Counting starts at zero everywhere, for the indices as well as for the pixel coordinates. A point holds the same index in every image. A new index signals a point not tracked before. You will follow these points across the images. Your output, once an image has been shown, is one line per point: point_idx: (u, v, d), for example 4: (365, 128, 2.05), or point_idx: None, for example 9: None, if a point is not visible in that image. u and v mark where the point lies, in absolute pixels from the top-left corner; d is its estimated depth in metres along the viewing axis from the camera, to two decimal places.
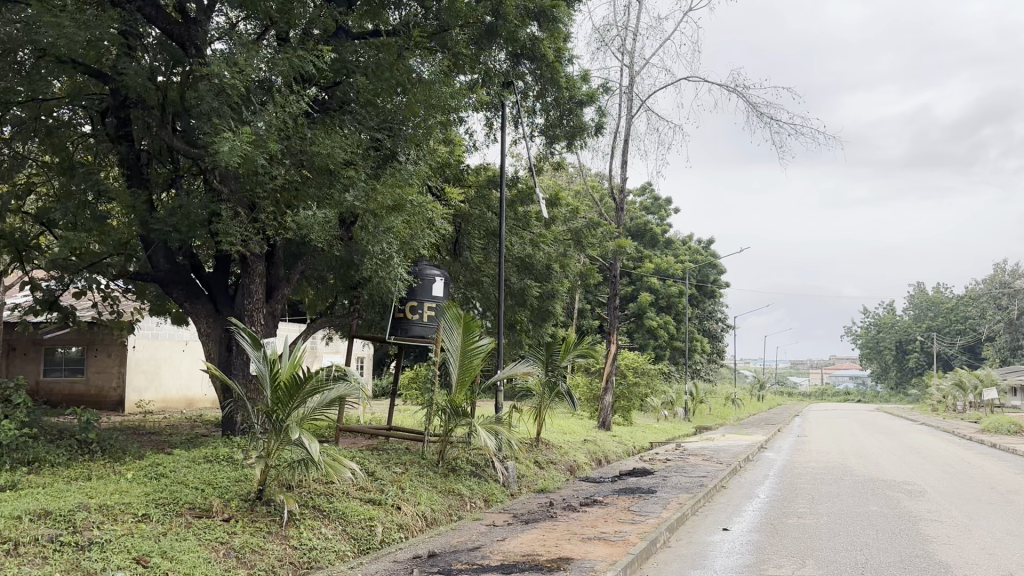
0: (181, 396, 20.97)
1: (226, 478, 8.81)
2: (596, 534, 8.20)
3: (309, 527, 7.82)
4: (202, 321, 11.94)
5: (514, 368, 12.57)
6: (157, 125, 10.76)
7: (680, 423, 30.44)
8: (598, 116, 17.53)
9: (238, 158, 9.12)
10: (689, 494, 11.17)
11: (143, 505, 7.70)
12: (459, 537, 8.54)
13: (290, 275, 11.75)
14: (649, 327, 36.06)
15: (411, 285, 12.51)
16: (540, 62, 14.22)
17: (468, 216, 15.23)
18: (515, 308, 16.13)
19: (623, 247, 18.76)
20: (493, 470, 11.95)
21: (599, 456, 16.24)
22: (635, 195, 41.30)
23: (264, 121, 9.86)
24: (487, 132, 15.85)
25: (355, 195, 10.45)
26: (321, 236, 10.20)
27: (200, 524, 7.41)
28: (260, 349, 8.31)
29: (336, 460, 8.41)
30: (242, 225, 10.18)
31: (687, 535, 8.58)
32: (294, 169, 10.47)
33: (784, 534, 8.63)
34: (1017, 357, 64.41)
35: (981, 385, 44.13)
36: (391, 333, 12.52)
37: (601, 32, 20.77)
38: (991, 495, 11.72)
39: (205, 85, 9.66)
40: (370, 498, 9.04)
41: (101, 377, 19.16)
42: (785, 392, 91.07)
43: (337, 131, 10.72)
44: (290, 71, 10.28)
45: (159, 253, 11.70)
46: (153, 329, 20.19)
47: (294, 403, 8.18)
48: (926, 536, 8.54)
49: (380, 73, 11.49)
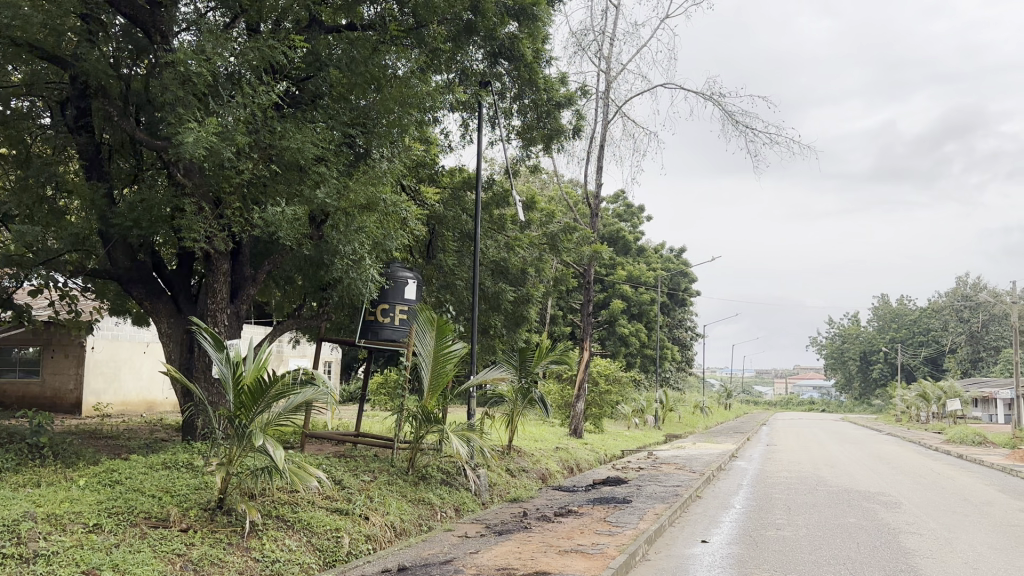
0: (141, 399, 20.36)
1: (185, 486, 8.38)
2: (573, 547, 7.90)
3: (272, 538, 7.44)
4: (163, 321, 11.40)
5: (486, 374, 12.24)
6: (119, 116, 10.31)
7: (651, 431, 30.30)
8: (575, 119, 17.33)
9: (202, 150, 8.72)
10: (665, 504, 10.94)
11: (95, 515, 7.27)
12: (430, 549, 8.21)
13: (256, 274, 11.34)
14: (621, 335, 35.88)
15: (382, 287, 12.14)
16: (519, 62, 14.02)
17: (443, 219, 14.86)
18: (488, 312, 15.83)
19: (598, 252, 18.55)
20: (464, 478, 11.61)
21: (570, 464, 15.97)
22: (608, 203, 41.22)
23: (231, 114, 9.45)
24: (463, 133, 15.53)
25: (326, 192, 10.06)
26: (289, 233, 9.81)
27: (155, 534, 7.00)
28: (223, 350, 7.96)
29: (302, 467, 8.04)
30: (206, 221, 9.77)
31: (665, 547, 8.32)
32: (262, 164, 10.06)
33: (763, 546, 8.41)
34: (979, 369, 65.34)
35: (944, 397, 44.58)
36: (361, 337, 12.13)
37: (579, 36, 20.61)
38: (967, 507, 11.63)
39: (169, 73, 9.20)
40: (336, 508, 8.66)
41: (58, 378, 18.53)
42: (751, 402, 91.83)
43: (308, 125, 10.35)
44: (260, 61, 9.89)
45: (120, 251, 11.13)
46: (114, 330, 19.60)
47: (258, 408, 7.83)
48: (907, 549, 8.36)
49: (353, 65, 10.89)
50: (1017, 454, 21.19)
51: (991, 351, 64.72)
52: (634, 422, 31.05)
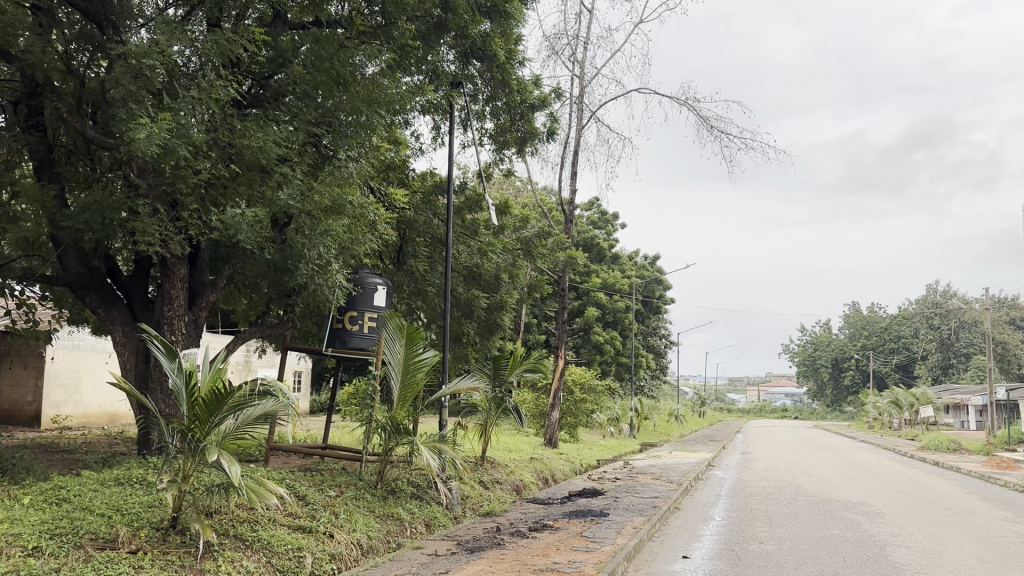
0: (104, 411, 19.68)
1: (137, 504, 7.87)
2: (549, 565, 7.52)
3: (229, 559, 6.96)
4: (118, 329, 10.84)
5: (458, 384, 11.84)
6: (68, 113, 9.74)
7: (626, 440, 30.02)
8: (549, 122, 16.98)
9: (156, 148, 8.28)
10: (644, 517, 10.59)
11: (36, 536, 6.75)
12: (398, 569, 7.77)
13: (216, 280, 10.89)
14: (595, 342, 35.57)
15: (350, 294, 11.70)
16: (491, 62, 13.85)
17: (412, 223, 14.56)
18: (460, 320, 15.46)
19: (573, 258, 18.30)
20: (436, 492, 11.19)
21: (546, 475, 15.63)
22: (582, 210, 40.99)
23: (187, 110, 9.01)
24: (433, 136, 15.17)
25: (289, 194, 9.63)
26: (249, 236, 9.40)
27: (101, 557, 6.50)
28: (175, 360, 7.47)
29: (261, 483, 7.57)
30: (161, 223, 9.31)
31: (645, 564, 7.97)
32: (221, 163, 9.64)
33: (747, 561, 8.06)
34: (949, 375, 65.79)
35: (916, 403, 44.67)
36: (328, 346, 11.63)
37: (553, 40, 20.36)
38: (950, 516, 11.39)
39: (120, 66, 8.72)
40: (299, 525, 8.20)
41: (15, 390, 17.86)
42: (725, 409, 92.21)
43: (271, 124, 9.96)
44: (216, 53, 9.38)
45: (71, 255, 10.58)
46: (74, 340, 18.97)
47: (213, 421, 7.38)
48: (895, 563, 8.03)
49: (319, 63, 10.55)
50: (993, 460, 21.11)
51: (961, 358, 65.40)
52: (609, 431, 30.87)
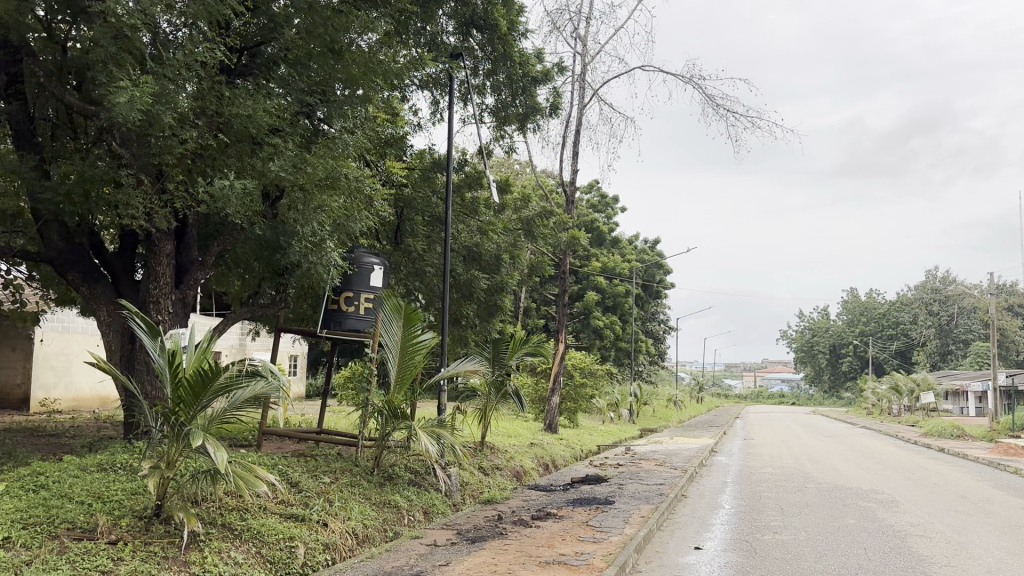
0: (95, 394, 19.27)
1: (120, 491, 7.44)
2: (556, 558, 7.08)
3: (216, 551, 6.53)
4: (102, 309, 10.36)
5: (456, 368, 11.26)
6: (45, 79, 9.21)
7: (625, 426, 29.67)
8: (550, 98, 16.51)
9: (139, 114, 7.83)
10: (651, 505, 10.18)
11: (8, 526, 6.31)
12: (395, 561, 7.33)
13: (205, 258, 10.43)
14: (595, 327, 35.20)
15: (345, 273, 11.23)
16: (492, 32, 13.50)
17: (411, 201, 14.14)
18: (459, 301, 15.03)
19: (575, 238, 17.87)
20: (434, 478, 10.78)
21: (546, 460, 15.24)
22: (582, 193, 40.41)
23: (170, 76, 8.57)
24: (432, 110, 14.69)
25: (280, 165, 9.15)
26: (238, 209, 8.93)
27: (78, 548, 6.07)
28: (158, 339, 7.02)
29: (250, 469, 7.13)
30: (146, 197, 8.81)
31: (656, 556, 7.54)
32: (208, 132, 9.27)
33: (764, 553, 7.64)
34: (948, 361, 65.51)
35: (915, 390, 44.33)
36: (323, 327, 11.20)
37: (555, 15, 19.82)
38: (967, 506, 10.98)
39: (100, 26, 8.25)
40: (291, 514, 7.79)
41: (3, 373, 17.37)
42: (722, 395, 92.03)
43: (263, 94, 9.55)
44: (204, 16, 8.84)
45: (53, 230, 10.11)
46: (64, 321, 18.48)
47: (199, 404, 6.93)
48: (921, 555, 7.59)
49: (312, 28, 9.92)
50: (999, 447, 20.70)
51: (960, 344, 65.01)
52: (609, 416, 30.57)
